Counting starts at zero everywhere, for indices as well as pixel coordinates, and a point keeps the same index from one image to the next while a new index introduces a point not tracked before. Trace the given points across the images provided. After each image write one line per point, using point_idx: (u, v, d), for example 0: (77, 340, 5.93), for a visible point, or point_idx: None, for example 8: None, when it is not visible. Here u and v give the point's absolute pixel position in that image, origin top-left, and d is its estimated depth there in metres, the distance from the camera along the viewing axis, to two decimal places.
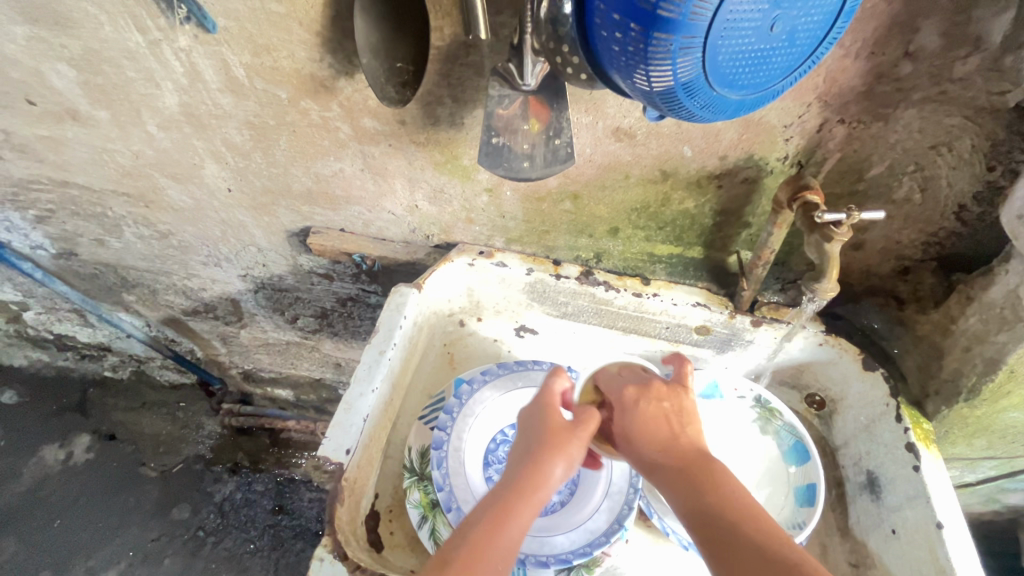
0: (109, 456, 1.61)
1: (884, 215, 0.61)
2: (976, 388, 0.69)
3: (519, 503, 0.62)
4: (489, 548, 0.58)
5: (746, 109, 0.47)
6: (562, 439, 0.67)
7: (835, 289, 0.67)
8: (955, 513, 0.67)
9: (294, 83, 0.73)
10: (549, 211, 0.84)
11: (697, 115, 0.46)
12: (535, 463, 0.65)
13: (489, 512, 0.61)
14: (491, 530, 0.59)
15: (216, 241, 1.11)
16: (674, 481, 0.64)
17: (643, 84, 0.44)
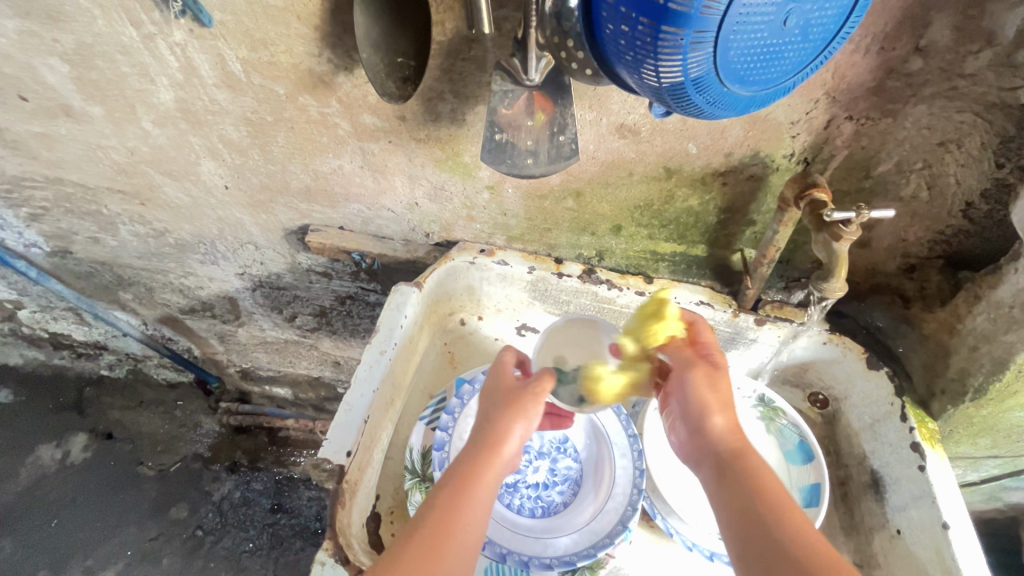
0: (106, 455, 1.60)
1: (894, 212, 0.60)
2: (982, 388, 0.69)
3: (480, 467, 0.61)
4: (453, 516, 0.57)
5: (757, 105, 0.46)
6: (516, 397, 0.65)
7: (844, 289, 0.66)
8: (961, 513, 0.67)
9: (292, 78, 0.72)
10: (551, 209, 0.83)
11: (706, 111, 0.46)
12: (494, 425, 0.63)
13: (454, 481, 0.60)
14: (455, 498, 0.58)
15: (213, 239, 1.09)
16: (724, 472, 0.59)
17: (651, 79, 0.44)
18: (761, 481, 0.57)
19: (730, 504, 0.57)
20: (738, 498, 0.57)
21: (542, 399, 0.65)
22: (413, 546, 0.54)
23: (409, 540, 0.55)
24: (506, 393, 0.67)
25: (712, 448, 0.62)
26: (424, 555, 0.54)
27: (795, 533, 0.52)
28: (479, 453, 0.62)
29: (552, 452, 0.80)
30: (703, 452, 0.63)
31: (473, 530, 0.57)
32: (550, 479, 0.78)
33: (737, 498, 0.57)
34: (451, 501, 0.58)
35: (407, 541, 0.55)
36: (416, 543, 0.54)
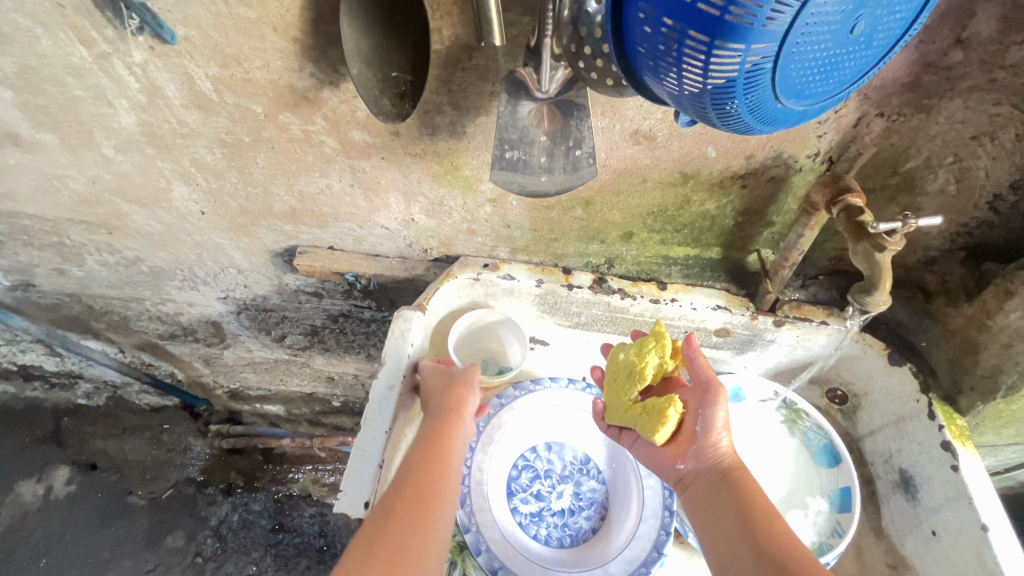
0: (93, 488, 1.50)
1: (941, 219, 0.56)
2: (1016, 385, 0.67)
3: (447, 436, 0.66)
4: (431, 491, 0.59)
5: (810, 115, 0.42)
6: (456, 376, 0.72)
7: (887, 301, 0.63)
8: (999, 514, 0.65)
9: (271, 96, 0.65)
10: (558, 219, 0.79)
11: (754, 127, 0.41)
12: (446, 400, 0.70)
13: (427, 453, 0.63)
14: (428, 491, 0.59)
15: (191, 265, 1.01)
16: (712, 492, 0.62)
17: (697, 96, 0.39)
18: (747, 495, 0.60)
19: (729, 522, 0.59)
20: (729, 517, 0.59)
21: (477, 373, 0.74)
22: (398, 506, 0.56)
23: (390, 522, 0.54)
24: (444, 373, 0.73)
25: (711, 464, 0.63)
26: (411, 516, 0.56)
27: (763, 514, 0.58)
28: (445, 425, 0.67)
29: (576, 475, 0.77)
30: (700, 471, 0.64)
31: (447, 496, 0.61)
32: (575, 504, 0.75)
33: (718, 498, 0.61)
34: (421, 484, 0.60)
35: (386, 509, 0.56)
36: (399, 509, 0.56)
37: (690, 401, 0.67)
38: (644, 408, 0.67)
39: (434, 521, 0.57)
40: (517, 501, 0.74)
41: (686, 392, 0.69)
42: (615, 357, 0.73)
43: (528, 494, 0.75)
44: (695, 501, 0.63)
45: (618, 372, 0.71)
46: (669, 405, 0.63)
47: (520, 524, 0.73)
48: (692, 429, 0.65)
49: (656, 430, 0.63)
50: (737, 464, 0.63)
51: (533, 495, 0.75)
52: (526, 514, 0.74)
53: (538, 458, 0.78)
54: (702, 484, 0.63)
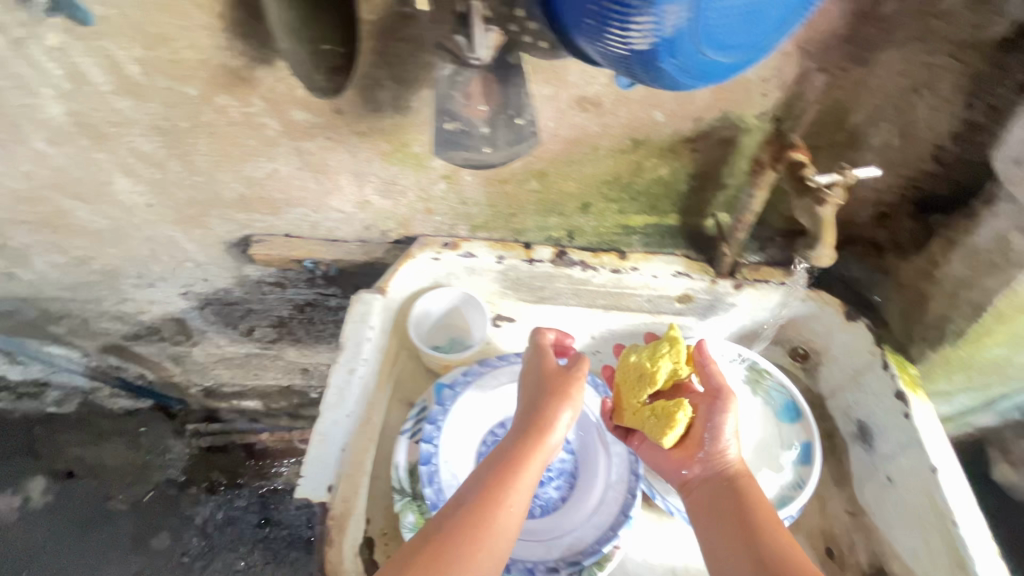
0: (71, 496, 1.46)
1: (878, 171, 0.58)
2: (962, 332, 0.69)
3: (526, 455, 0.65)
4: (491, 505, 0.60)
5: (739, 70, 0.42)
6: (561, 385, 0.71)
7: (833, 258, 0.66)
8: (948, 456, 0.68)
9: (202, 77, 0.62)
10: (514, 193, 0.78)
11: (686, 85, 0.41)
12: (542, 410, 0.68)
13: (489, 475, 0.63)
14: (487, 498, 0.60)
15: (145, 261, 0.99)
16: (717, 498, 0.65)
17: (624, 57, 0.39)
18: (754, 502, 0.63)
19: (734, 525, 0.62)
20: (733, 520, 0.63)
21: (582, 383, 0.72)
22: (448, 537, 0.57)
23: (446, 532, 0.58)
24: (549, 378, 0.72)
25: (718, 469, 0.67)
26: (462, 550, 0.57)
27: (769, 525, 0.61)
28: (525, 444, 0.66)
29: None
30: (707, 475, 0.67)
31: (509, 513, 0.60)
32: (545, 475, 0.75)
33: (724, 506, 0.64)
34: (486, 496, 0.61)
35: (435, 537, 0.58)
36: (455, 522, 0.59)
37: (699, 407, 0.71)
38: (652, 410, 0.70)
39: (489, 538, 0.58)
40: None
41: (694, 397, 0.73)
42: (625, 359, 0.75)
43: None
44: (698, 504, 0.66)
45: (627, 373, 0.74)
46: (679, 410, 0.68)
47: None
48: (700, 434, 0.69)
49: (666, 430, 0.68)
50: (744, 471, 0.67)
51: None
52: None
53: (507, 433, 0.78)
54: (707, 489, 0.66)
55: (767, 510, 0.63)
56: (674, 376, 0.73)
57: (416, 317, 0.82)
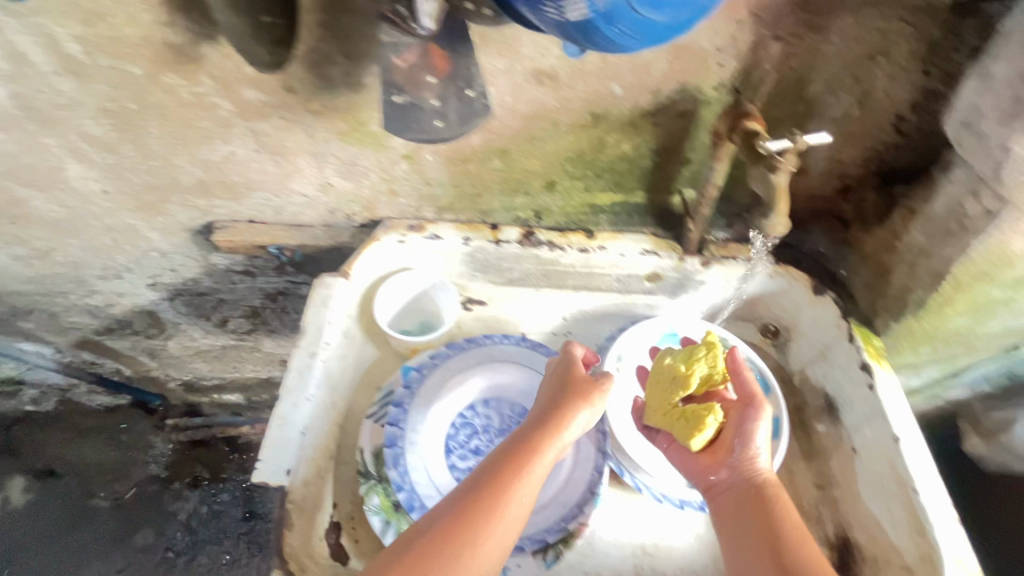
0: (52, 494, 1.45)
1: (831, 137, 0.58)
2: (923, 302, 0.69)
3: (533, 451, 0.63)
4: (492, 499, 0.59)
5: (675, 34, 0.42)
6: (579, 387, 0.69)
7: (785, 226, 0.63)
8: (910, 426, 0.68)
9: (146, 55, 0.60)
10: (478, 172, 0.77)
11: (621, 44, 0.41)
12: (556, 410, 0.67)
13: (500, 465, 0.61)
14: (486, 493, 0.59)
15: (108, 251, 0.97)
16: (741, 505, 0.66)
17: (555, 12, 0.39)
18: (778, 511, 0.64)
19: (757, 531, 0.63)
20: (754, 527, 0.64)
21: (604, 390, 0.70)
22: (445, 533, 0.56)
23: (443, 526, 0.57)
24: (569, 380, 0.70)
25: (744, 477, 0.68)
26: (460, 546, 0.56)
27: (791, 535, 0.62)
28: (533, 440, 0.64)
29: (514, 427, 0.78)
30: (732, 481, 0.68)
31: (510, 508, 0.59)
32: None
33: (749, 513, 0.65)
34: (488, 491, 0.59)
35: (440, 525, 0.57)
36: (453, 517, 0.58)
37: (731, 413, 0.72)
38: (685, 412, 0.71)
39: (487, 534, 0.57)
40: (455, 458, 0.74)
41: (726, 402, 0.74)
42: (660, 360, 0.76)
43: (466, 450, 0.75)
44: (721, 510, 0.67)
45: (660, 375, 0.75)
46: (708, 414, 0.70)
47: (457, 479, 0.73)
48: (729, 441, 0.70)
49: (699, 433, 0.69)
50: (771, 482, 0.67)
51: (471, 450, 0.75)
52: (465, 469, 0.74)
53: (477, 415, 0.78)
54: (732, 494, 0.67)
55: (792, 520, 0.64)
56: (709, 378, 0.74)
57: (381, 300, 0.81)
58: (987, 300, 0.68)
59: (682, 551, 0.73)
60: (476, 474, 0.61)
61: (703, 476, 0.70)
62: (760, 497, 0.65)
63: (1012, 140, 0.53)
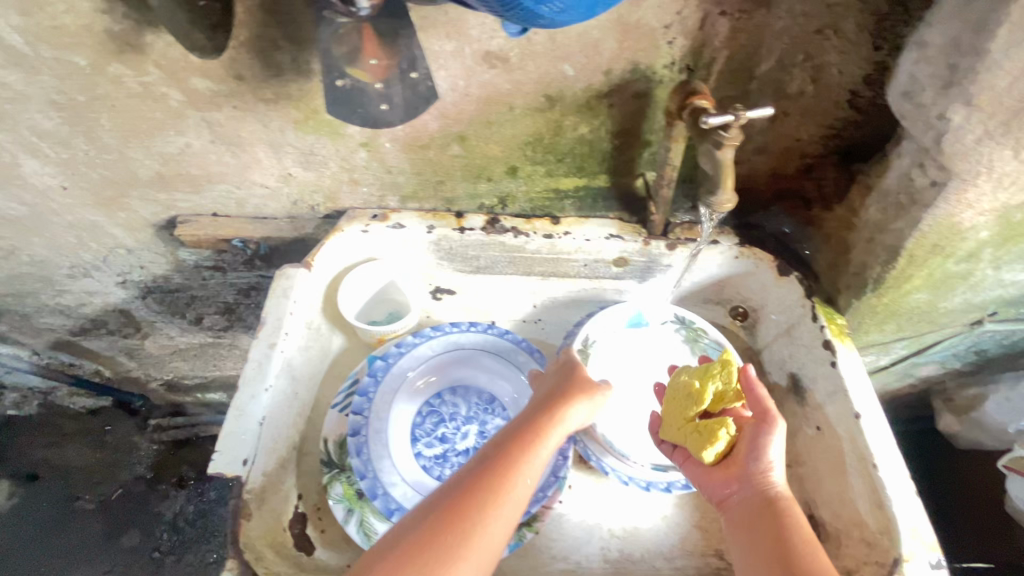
0: (36, 497, 1.44)
1: (772, 109, 0.56)
2: (881, 279, 0.68)
3: (537, 436, 0.61)
4: (496, 482, 0.56)
5: (585, 15, 0.44)
6: (581, 382, 0.68)
7: (731, 200, 0.63)
8: (871, 402, 0.68)
9: (89, 44, 0.60)
10: (438, 159, 0.76)
11: (558, 21, 0.43)
12: (560, 399, 0.65)
13: (500, 452, 0.59)
14: (492, 474, 0.56)
15: (74, 249, 0.96)
16: (754, 521, 0.60)
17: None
18: (792, 528, 0.58)
19: (770, 548, 0.57)
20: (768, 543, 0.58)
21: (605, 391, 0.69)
22: (445, 513, 0.53)
23: (444, 505, 0.54)
24: (571, 376, 0.69)
25: (755, 490, 0.62)
26: (459, 530, 0.52)
27: (805, 550, 0.56)
28: (537, 425, 0.62)
29: (481, 415, 0.78)
30: (743, 494, 0.63)
31: (513, 494, 0.56)
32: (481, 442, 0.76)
33: (761, 530, 0.59)
34: (492, 473, 0.57)
35: (436, 510, 0.54)
36: (456, 496, 0.55)
37: (744, 429, 0.67)
38: (696, 425, 0.68)
39: (490, 518, 0.54)
40: (421, 446, 0.75)
41: (740, 419, 0.68)
42: (676, 376, 0.73)
43: (433, 438, 0.76)
44: (734, 527, 0.62)
45: (675, 390, 0.72)
46: (721, 427, 0.65)
47: (423, 467, 0.73)
48: (743, 456, 0.65)
49: (707, 448, 0.65)
50: (787, 498, 0.62)
51: (438, 438, 0.76)
52: (431, 457, 0.74)
53: (443, 403, 0.78)
54: (744, 510, 0.62)
55: (809, 538, 0.57)
56: (720, 396, 0.69)
57: (344, 292, 0.80)
58: (944, 274, 0.68)
59: (650, 532, 0.73)
60: (481, 455, 0.60)
61: (715, 492, 0.65)
62: (772, 512, 0.60)
63: (951, 109, 0.52)
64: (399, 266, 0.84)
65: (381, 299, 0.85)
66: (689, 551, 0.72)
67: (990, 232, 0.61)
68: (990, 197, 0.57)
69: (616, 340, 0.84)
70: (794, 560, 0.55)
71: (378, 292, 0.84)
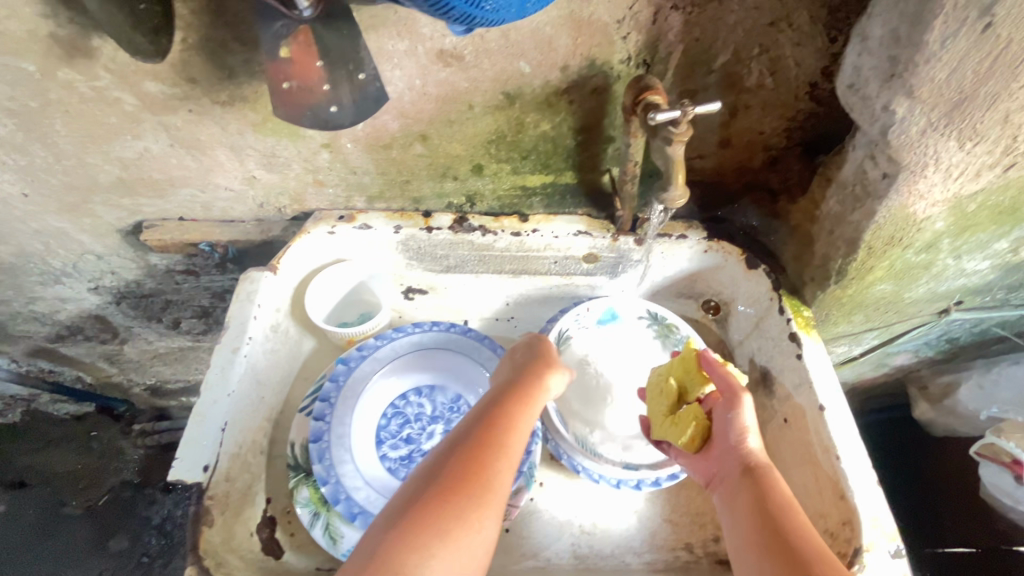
0: (23, 504, 1.39)
1: (719, 106, 0.57)
2: (843, 271, 0.68)
3: (525, 399, 0.63)
4: (497, 441, 0.58)
5: (516, 15, 0.44)
6: (549, 352, 0.71)
7: (683, 196, 0.64)
8: (836, 394, 0.69)
9: (36, 49, 0.59)
10: (401, 158, 0.76)
11: (498, 18, 0.43)
12: (536, 368, 0.67)
13: (494, 415, 0.60)
14: (494, 434, 0.58)
15: (42, 256, 0.95)
16: (735, 493, 0.61)
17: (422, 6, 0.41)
18: (771, 494, 0.58)
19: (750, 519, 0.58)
20: (749, 512, 0.58)
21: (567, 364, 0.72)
22: (455, 473, 0.54)
23: (453, 465, 0.55)
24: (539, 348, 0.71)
25: (734, 463, 0.63)
26: (473, 487, 0.54)
27: (787, 512, 0.56)
28: (522, 389, 0.64)
29: (446, 414, 0.78)
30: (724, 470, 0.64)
31: (514, 452, 0.58)
32: None
33: (742, 499, 0.60)
34: (493, 434, 0.58)
35: (445, 470, 0.55)
36: (464, 455, 0.56)
37: (715, 409, 0.67)
38: (670, 417, 0.69)
39: (500, 473, 0.56)
40: (386, 448, 0.75)
41: (711, 401, 0.68)
42: (651, 373, 0.74)
43: (398, 439, 0.76)
44: (721, 504, 0.63)
45: (651, 388, 0.73)
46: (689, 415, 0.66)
47: (389, 468, 0.73)
48: (718, 436, 0.65)
49: (678, 437, 0.66)
50: (763, 466, 0.62)
51: (403, 439, 0.76)
52: (396, 458, 0.75)
53: (408, 404, 0.78)
54: (727, 485, 0.62)
55: (789, 501, 0.58)
56: (685, 387, 0.70)
57: (312, 295, 0.79)
58: (904, 264, 0.68)
59: (621, 527, 0.73)
60: (478, 415, 0.61)
61: (705, 476, 0.66)
62: (752, 479, 0.60)
63: (895, 101, 0.53)
64: (370, 266, 0.84)
65: (352, 300, 0.85)
66: (659, 545, 0.73)
67: (945, 222, 0.62)
68: (941, 188, 0.57)
69: (589, 335, 0.83)
70: (780, 522, 0.55)
71: (347, 294, 0.84)
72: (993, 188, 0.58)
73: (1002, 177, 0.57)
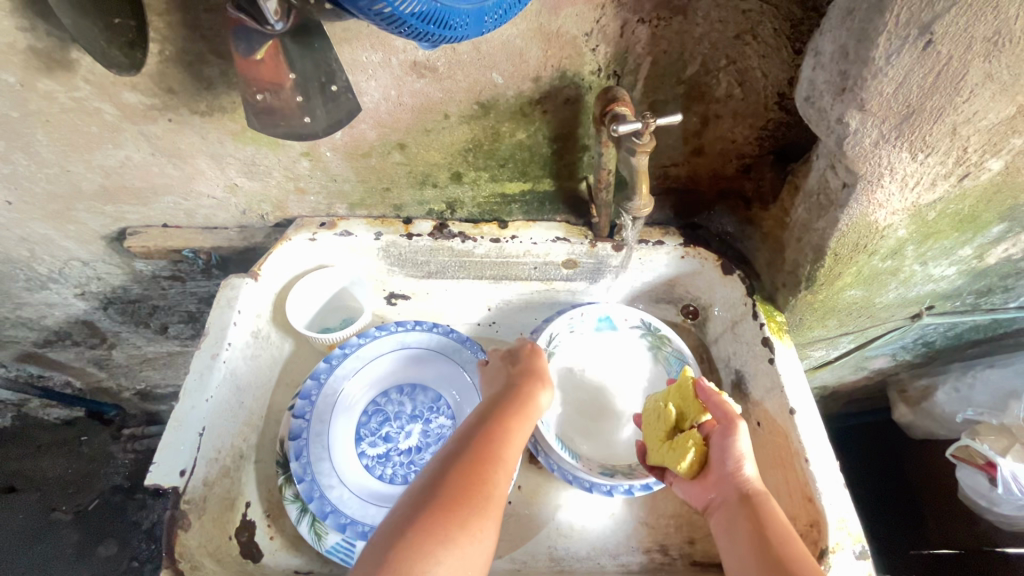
0: (11, 510, 1.39)
1: (680, 118, 0.59)
2: (812, 276, 0.70)
3: (517, 409, 0.65)
4: (491, 454, 0.60)
5: (475, 31, 0.45)
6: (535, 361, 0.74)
7: (648, 203, 0.66)
8: (807, 399, 0.70)
9: (16, 62, 0.60)
10: (381, 166, 0.77)
11: (462, 33, 0.44)
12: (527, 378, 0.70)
13: (489, 428, 0.62)
14: (490, 449, 0.60)
15: (27, 262, 0.95)
16: (732, 520, 0.61)
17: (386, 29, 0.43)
18: (769, 522, 0.59)
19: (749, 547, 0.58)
20: (747, 539, 0.59)
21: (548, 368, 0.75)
22: (452, 489, 0.56)
23: (449, 480, 0.56)
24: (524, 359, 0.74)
25: (731, 489, 0.63)
26: (472, 503, 0.55)
27: (785, 539, 0.57)
28: (513, 400, 0.66)
29: (425, 413, 0.78)
30: (722, 496, 0.64)
31: (508, 462, 0.60)
32: (423, 441, 0.77)
33: (740, 526, 0.60)
34: (487, 448, 0.60)
35: (441, 486, 0.56)
36: (461, 469, 0.57)
37: (711, 436, 0.67)
38: (668, 443, 0.68)
39: (495, 486, 0.58)
40: (364, 446, 0.75)
41: (706, 427, 0.68)
42: (648, 399, 0.74)
43: (376, 437, 0.76)
44: (718, 530, 0.63)
45: (648, 415, 0.73)
46: (689, 440, 0.66)
47: (365, 466, 0.74)
48: (715, 462, 0.65)
49: (677, 462, 0.66)
50: (761, 493, 0.62)
51: (381, 437, 0.77)
52: (373, 456, 0.75)
53: (389, 402, 0.79)
54: (724, 512, 0.63)
55: (787, 529, 0.58)
56: (682, 415, 0.70)
57: (292, 299, 0.79)
58: (872, 270, 0.70)
59: (598, 530, 0.74)
60: (472, 427, 0.63)
61: (702, 503, 0.66)
62: (749, 506, 0.61)
63: (848, 113, 0.54)
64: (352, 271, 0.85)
65: (337, 305, 0.86)
66: (634, 547, 0.74)
67: (907, 230, 0.63)
68: (899, 198, 0.59)
69: (581, 340, 0.84)
70: (780, 551, 0.56)
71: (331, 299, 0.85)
72: (951, 197, 0.60)
73: (957, 187, 0.58)
